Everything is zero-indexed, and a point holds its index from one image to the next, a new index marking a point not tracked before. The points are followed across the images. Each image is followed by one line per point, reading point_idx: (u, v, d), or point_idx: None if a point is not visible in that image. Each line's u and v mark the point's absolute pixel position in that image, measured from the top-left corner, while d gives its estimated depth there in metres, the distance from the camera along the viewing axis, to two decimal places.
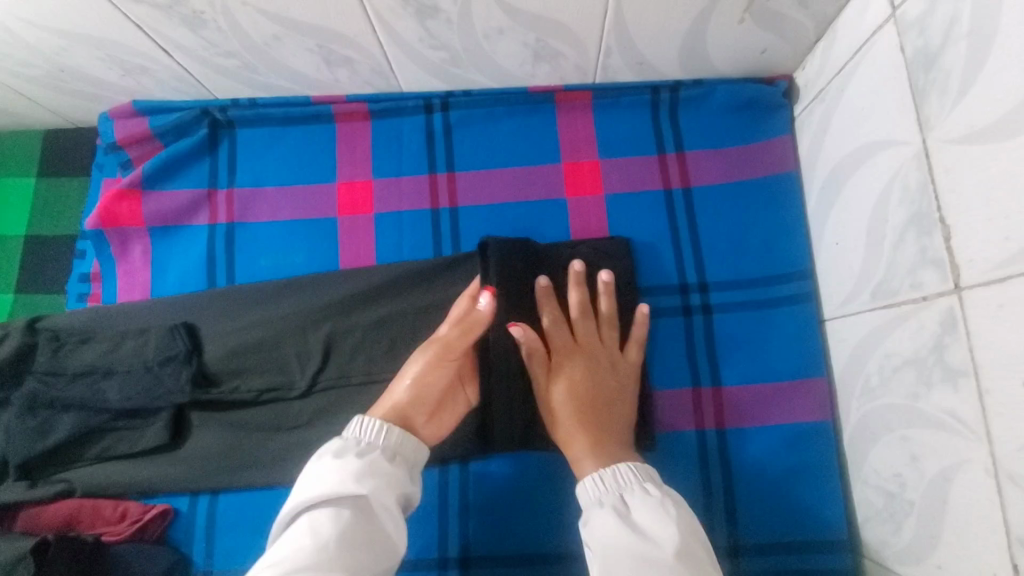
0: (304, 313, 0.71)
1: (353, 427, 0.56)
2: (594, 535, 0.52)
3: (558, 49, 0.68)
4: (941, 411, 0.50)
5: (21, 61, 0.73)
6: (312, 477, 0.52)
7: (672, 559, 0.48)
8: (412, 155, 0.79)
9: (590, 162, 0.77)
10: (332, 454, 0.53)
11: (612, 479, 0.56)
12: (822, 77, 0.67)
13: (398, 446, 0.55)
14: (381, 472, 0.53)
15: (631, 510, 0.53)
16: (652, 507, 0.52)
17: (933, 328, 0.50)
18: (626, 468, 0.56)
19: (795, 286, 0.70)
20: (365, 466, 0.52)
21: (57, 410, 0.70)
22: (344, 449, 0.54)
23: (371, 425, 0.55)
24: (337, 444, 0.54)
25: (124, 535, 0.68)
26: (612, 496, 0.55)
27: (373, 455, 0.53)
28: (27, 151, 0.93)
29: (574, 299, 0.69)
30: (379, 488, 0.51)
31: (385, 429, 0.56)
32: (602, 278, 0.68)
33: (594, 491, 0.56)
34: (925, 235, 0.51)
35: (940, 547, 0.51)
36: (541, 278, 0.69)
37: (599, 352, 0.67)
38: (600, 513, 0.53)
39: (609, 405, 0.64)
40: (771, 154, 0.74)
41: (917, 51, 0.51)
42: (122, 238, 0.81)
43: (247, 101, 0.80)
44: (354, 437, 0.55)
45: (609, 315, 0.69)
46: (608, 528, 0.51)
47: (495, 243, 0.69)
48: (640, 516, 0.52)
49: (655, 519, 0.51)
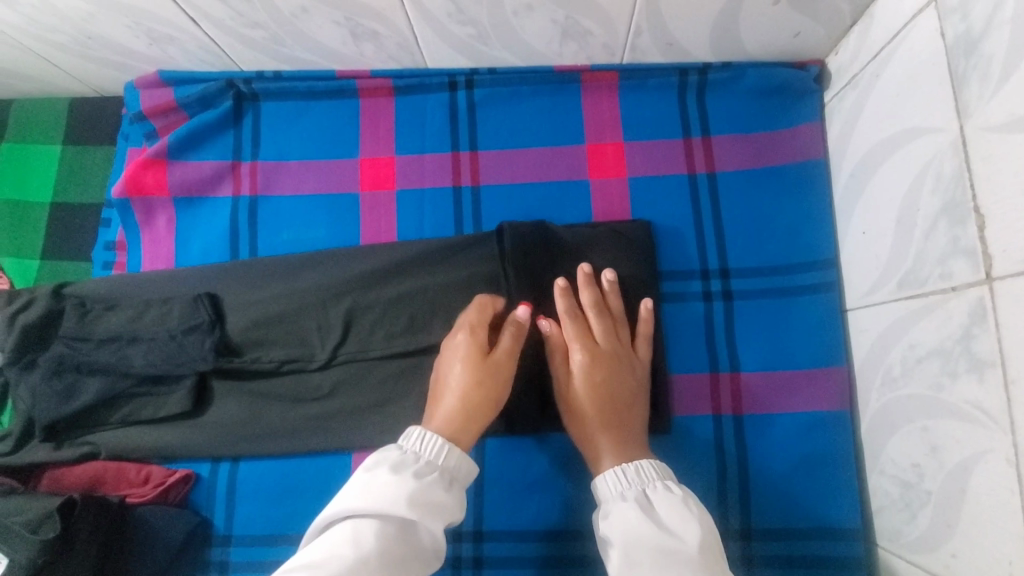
0: (325, 288, 0.72)
1: (414, 441, 0.56)
2: (616, 527, 0.53)
3: (586, 26, 0.67)
4: (965, 402, 0.50)
5: (48, 25, 0.73)
6: (362, 487, 0.52)
7: (696, 554, 0.49)
8: (435, 132, 0.79)
9: (613, 144, 0.77)
10: (390, 468, 0.53)
11: (636, 473, 0.57)
12: (857, 62, 0.66)
13: (454, 471, 0.56)
14: (435, 496, 0.53)
15: (653, 505, 0.54)
16: (676, 503, 0.53)
17: (961, 318, 0.50)
18: (649, 465, 0.57)
19: (818, 276, 0.70)
20: (420, 489, 0.52)
21: (82, 374, 0.72)
22: (404, 464, 0.54)
23: (432, 442, 0.56)
24: (397, 457, 0.55)
25: (148, 497, 0.70)
26: (635, 490, 0.55)
27: (429, 479, 0.54)
28: (52, 118, 0.93)
29: (587, 299, 0.68)
30: (429, 514, 0.52)
31: (445, 448, 0.56)
32: (607, 277, 0.69)
33: (616, 485, 0.57)
34: (957, 225, 0.50)
35: (955, 536, 0.52)
36: (557, 281, 0.68)
37: (618, 351, 0.67)
38: (623, 507, 0.54)
39: (628, 406, 0.64)
40: (799, 141, 0.73)
41: (958, 37, 0.50)
42: (147, 208, 0.82)
43: (272, 73, 0.80)
44: (414, 452, 0.55)
45: (619, 312, 0.69)
46: (630, 521, 0.53)
47: (511, 229, 0.70)
48: (663, 511, 0.53)
49: (679, 515, 0.52)
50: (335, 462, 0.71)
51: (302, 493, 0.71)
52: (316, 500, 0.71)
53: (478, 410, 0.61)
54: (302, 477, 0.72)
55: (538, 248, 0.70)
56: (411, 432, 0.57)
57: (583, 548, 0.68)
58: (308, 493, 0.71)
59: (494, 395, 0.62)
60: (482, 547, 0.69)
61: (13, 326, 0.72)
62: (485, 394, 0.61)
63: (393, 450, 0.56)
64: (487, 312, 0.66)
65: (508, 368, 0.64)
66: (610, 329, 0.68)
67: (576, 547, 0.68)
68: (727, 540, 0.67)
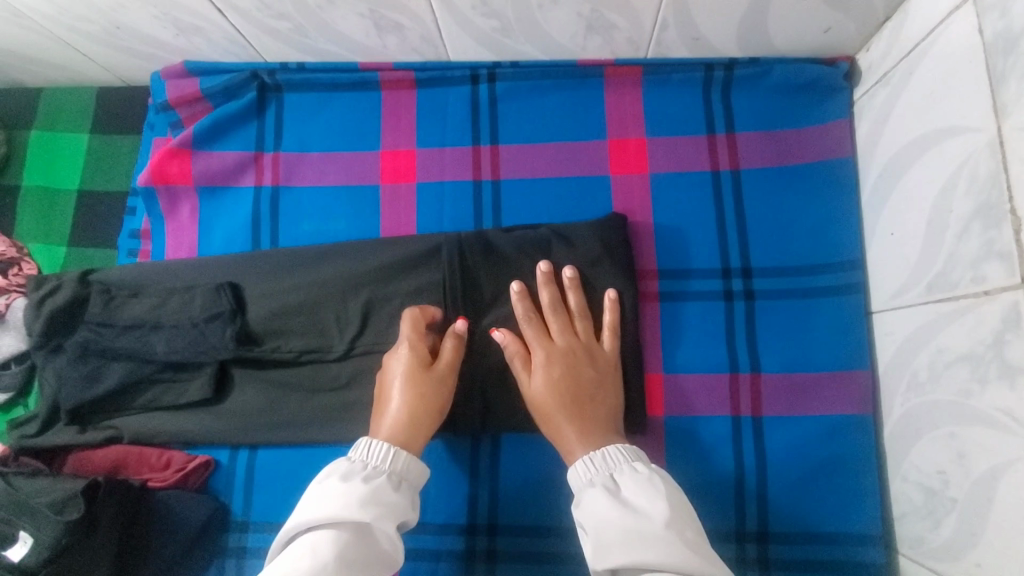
0: (345, 279, 0.72)
1: (361, 450, 0.58)
2: (586, 512, 0.53)
3: (611, 20, 0.67)
4: (996, 409, 0.48)
5: (78, 15, 0.74)
6: (315, 499, 0.53)
7: (662, 530, 0.49)
8: (456, 125, 0.79)
9: (636, 139, 0.76)
10: (340, 477, 0.55)
11: (603, 459, 0.56)
12: (888, 59, 0.64)
13: (404, 473, 0.58)
14: (386, 498, 0.55)
15: (622, 489, 0.54)
16: (642, 483, 0.53)
17: (993, 323, 0.49)
18: (614, 449, 0.57)
19: (843, 276, 0.69)
20: (370, 492, 0.54)
21: (107, 359, 0.73)
22: (352, 473, 0.56)
23: (377, 449, 0.58)
24: (345, 467, 0.56)
25: (168, 482, 0.71)
26: (603, 476, 0.55)
27: (378, 482, 0.55)
28: (80, 107, 0.95)
29: (545, 297, 0.67)
30: (382, 515, 0.53)
31: (392, 453, 0.58)
32: (567, 274, 0.68)
33: (586, 473, 0.56)
34: (991, 227, 0.49)
35: (980, 545, 0.51)
36: (512, 286, 0.68)
37: (576, 347, 0.66)
38: (593, 493, 0.54)
39: (593, 398, 0.63)
40: (826, 139, 0.72)
41: (997, 34, 0.48)
42: (172, 196, 0.83)
43: (296, 65, 0.81)
44: (362, 461, 0.57)
45: (580, 308, 0.68)
46: (600, 506, 0.53)
47: (447, 242, 0.71)
48: (630, 492, 0.53)
49: (646, 496, 0.52)
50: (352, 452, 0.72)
51: None
52: None
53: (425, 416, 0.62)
54: (319, 467, 0.72)
55: (485, 257, 0.70)
56: (359, 443, 0.59)
57: None
58: None
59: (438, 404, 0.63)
60: (496, 542, 0.69)
61: (42, 311, 0.74)
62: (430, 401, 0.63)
63: (342, 461, 0.57)
64: (421, 323, 0.67)
65: (449, 379, 0.65)
66: (569, 326, 0.67)
67: None
68: (743, 542, 0.66)
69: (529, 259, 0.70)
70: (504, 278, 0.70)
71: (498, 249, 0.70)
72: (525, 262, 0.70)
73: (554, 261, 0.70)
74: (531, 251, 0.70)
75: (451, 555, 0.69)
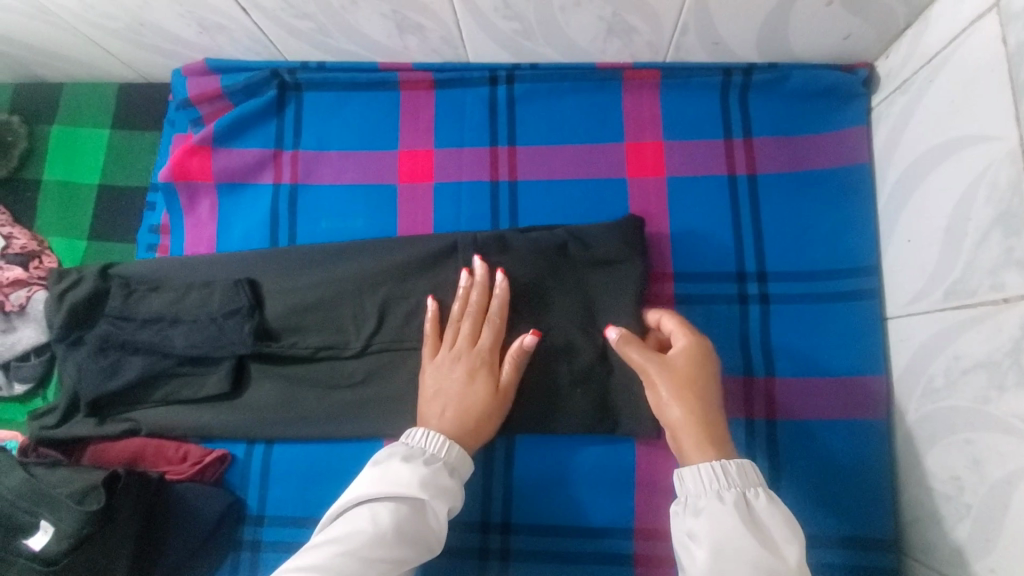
0: (362, 277, 0.72)
1: (419, 438, 0.60)
2: (707, 526, 0.50)
3: (631, 23, 0.67)
4: (1010, 415, 0.49)
5: (103, 12, 0.75)
6: (377, 475, 0.56)
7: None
8: (474, 126, 0.80)
9: (653, 143, 0.76)
10: (401, 458, 0.57)
11: (734, 476, 0.52)
12: (907, 67, 0.65)
13: (457, 464, 0.60)
14: (442, 481, 0.57)
15: (750, 513, 0.51)
16: (776, 516, 0.50)
17: (1012, 330, 0.49)
18: (750, 468, 0.53)
19: (859, 282, 0.69)
20: (430, 474, 0.57)
21: (126, 352, 0.74)
22: (412, 456, 0.58)
23: (435, 438, 0.60)
24: (405, 450, 0.59)
25: (186, 475, 0.72)
26: (733, 494, 0.51)
27: (437, 467, 0.58)
28: (101, 103, 0.96)
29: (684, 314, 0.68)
30: (436, 497, 0.56)
31: (447, 443, 0.60)
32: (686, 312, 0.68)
33: (712, 483, 0.52)
34: (1011, 236, 0.49)
35: (994, 551, 0.51)
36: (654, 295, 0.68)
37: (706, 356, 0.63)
38: (719, 509, 0.51)
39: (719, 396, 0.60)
40: (844, 145, 0.72)
41: (1020, 43, 0.48)
42: (191, 192, 0.84)
43: (316, 65, 0.81)
44: (421, 447, 0.59)
45: None
46: (727, 525, 0.49)
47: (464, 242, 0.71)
48: (761, 524, 0.50)
49: (779, 532, 0.49)
50: (366, 449, 0.73)
51: (329, 480, 0.73)
52: (342, 485, 0.72)
53: (476, 419, 0.64)
54: (333, 463, 0.73)
55: (502, 258, 0.71)
56: (413, 432, 0.61)
57: (610, 545, 0.68)
58: (339, 478, 0.72)
59: (491, 410, 0.65)
60: (509, 540, 0.69)
61: (62, 304, 0.75)
62: (478, 406, 0.64)
63: (401, 445, 0.59)
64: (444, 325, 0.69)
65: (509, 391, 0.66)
66: None
67: (604, 545, 0.68)
68: None
69: (545, 259, 0.70)
70: (519, 277, 0.70)
71: (515, 251, 0.71)
72: (540, 261, 0.70)
73: (570, 263, 0.70)
74: (547, 251, 0.70)
75: (465, 551, 0.70)
